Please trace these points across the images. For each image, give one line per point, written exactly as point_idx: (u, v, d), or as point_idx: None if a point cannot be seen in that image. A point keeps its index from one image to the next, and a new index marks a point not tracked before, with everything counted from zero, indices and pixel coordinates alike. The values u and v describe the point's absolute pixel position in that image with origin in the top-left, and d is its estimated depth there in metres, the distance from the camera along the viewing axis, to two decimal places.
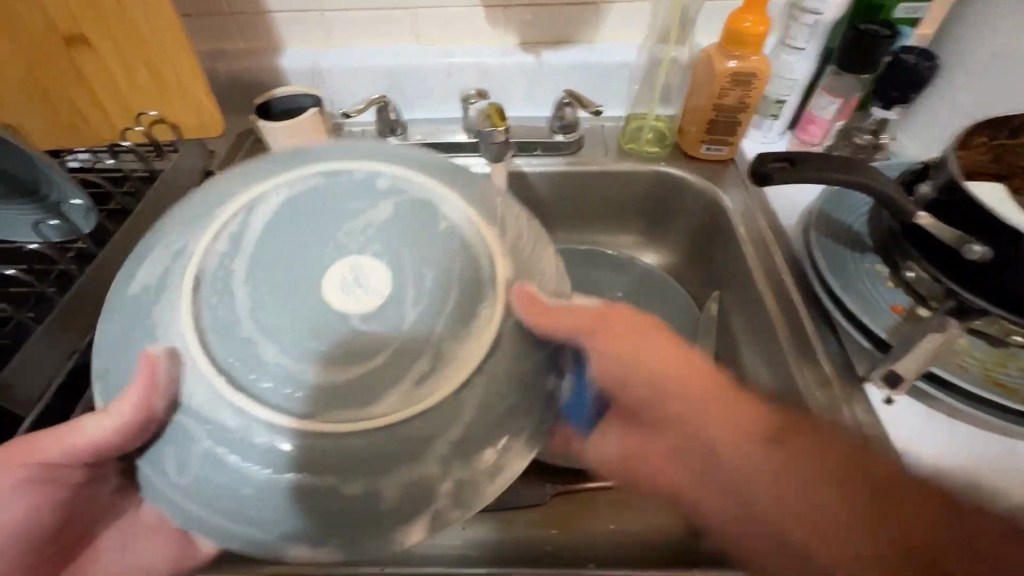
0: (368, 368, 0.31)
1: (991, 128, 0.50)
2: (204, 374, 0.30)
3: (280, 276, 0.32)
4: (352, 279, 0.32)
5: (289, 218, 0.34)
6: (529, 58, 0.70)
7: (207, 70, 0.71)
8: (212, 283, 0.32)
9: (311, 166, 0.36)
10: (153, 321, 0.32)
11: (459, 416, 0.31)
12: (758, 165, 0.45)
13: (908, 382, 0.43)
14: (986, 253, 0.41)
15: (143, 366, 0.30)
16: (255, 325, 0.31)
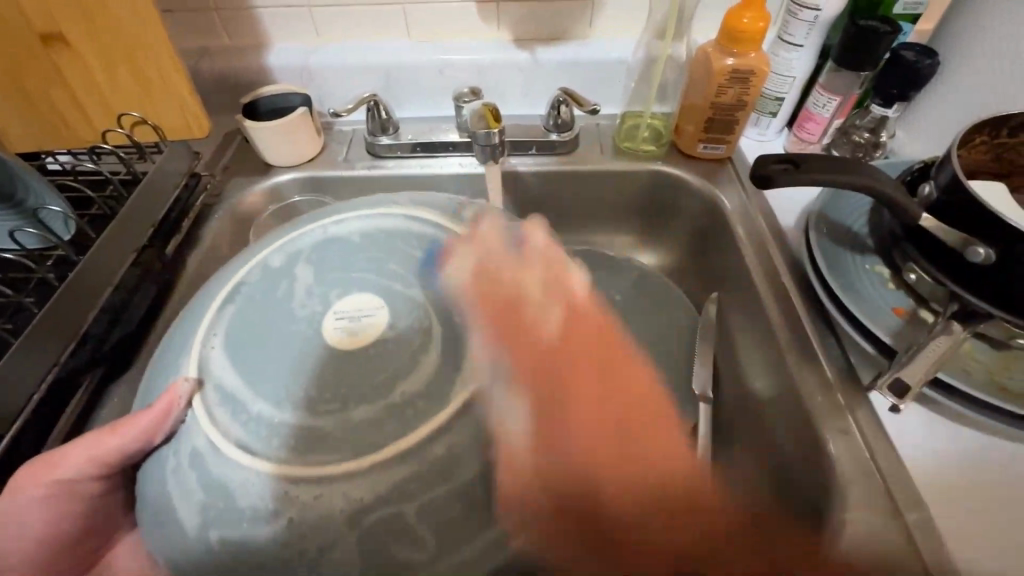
0: (363, 397, 0.34)
1: (993, 126, 0.49)
2: (242, 467, 0.33)
3: (271, 346, 0.37)
4: (345, 321, 0.38)
5: (247, 314, 0.39)
6: (523, 55, 0.68)
7: (192, 68, 0.69)
8: (220, 387, 0.36)
9: (239, 280, 0.42)
10: (182, 460, 0.34)
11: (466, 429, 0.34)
12: (759, 167, 0.44)
13: (915, 391, 0.42)
14: (990, 255, 0.40)
15: (161, 401, 0.36)
16: (272, 369, 0.36)
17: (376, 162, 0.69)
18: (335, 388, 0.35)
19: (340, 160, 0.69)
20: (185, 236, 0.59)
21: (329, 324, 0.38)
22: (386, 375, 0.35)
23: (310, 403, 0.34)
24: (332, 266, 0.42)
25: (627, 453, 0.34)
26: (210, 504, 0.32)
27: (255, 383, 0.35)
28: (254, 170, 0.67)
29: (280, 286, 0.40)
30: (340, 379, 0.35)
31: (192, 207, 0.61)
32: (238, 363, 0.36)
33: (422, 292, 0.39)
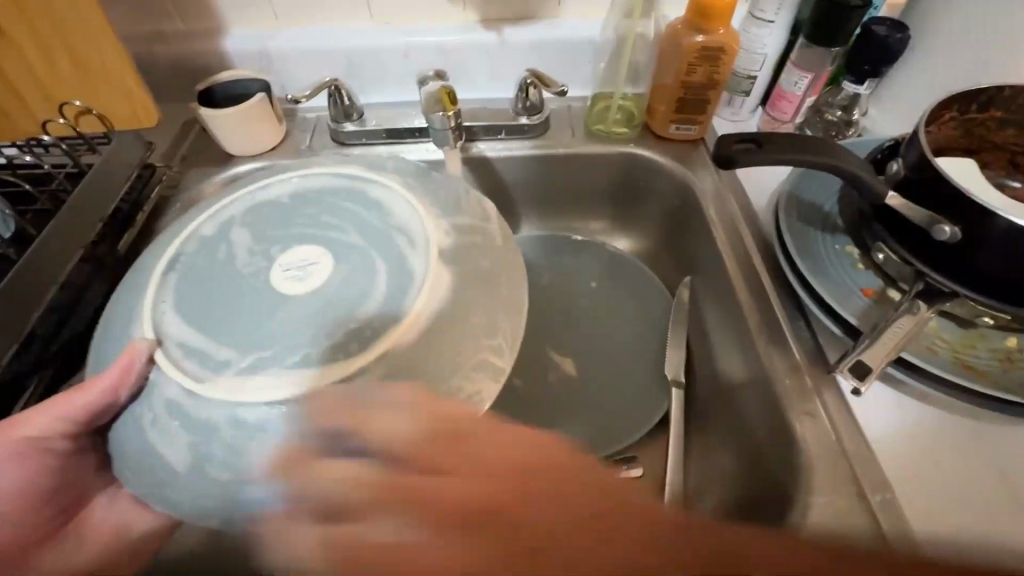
0: (323, 331, 0.36)
1: (963, 101, 0.48)
2: (222, 399, 0.34)
3: (221, 303, 0.38)
4: (292, 270, 0.39)
5: (192, 278, 0.40)
6: (490, 36, 0.66)
7: (145, 55, 0.66)
8: (185, 340, 0.36)
9: (167, 258, 0.41)
10: (167, 429, 0.34)
11: (425, 355, 0.36)
12: (722, 146, 0.43)
13: (876, 373, 0.41)
14: (955, 234, 0.40)
15: (124, 358, 0.36)
16: (230, 312, 0.37)
17: (341, 150, 0.66)
18: (290, 325, 0.36)
19: (304, 148, 0.66)
20: (140, 232, 0.56)
21: (280, 278, 0.38)
22: (339, 311, 0.37)
23: (268, 335, 0.36)
24: (272, 223, 0.42)
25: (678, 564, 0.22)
26: (199, 441, 0.34)
27: (217, 326, 0.37)
28: (214, 161, 0.65)
29: (214, 255, 0.41)
30: (293, 318, 0.36)
31: (147, 199, 0.58)
32: (199, 314, 0.38)
33: (367, 236, 0.41)
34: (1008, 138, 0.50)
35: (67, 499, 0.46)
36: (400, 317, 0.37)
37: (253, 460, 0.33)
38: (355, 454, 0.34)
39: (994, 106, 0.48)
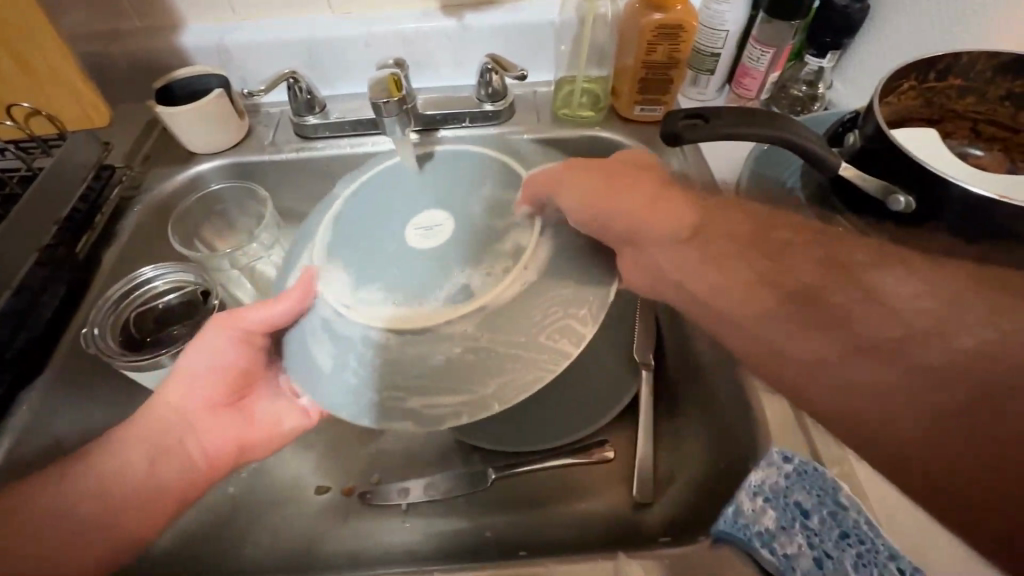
0: (455, 291, 0.35)
1: (921, 70, 0.47)
2: (353, 323, 0.35)
3: (364, 246, 0.38)
4: (423, 226, 0.38)
5: (354, 210, 0.40)
6: (451, 22, 0.65)
7: (100, 54, 0.65)
8: (338, 270, 0.37)
9: (342, 190, 0.42)
10: (314, 343, 0.37)
11: (524, 307, 0.35)
12: (668, 122, 0.43)
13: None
14: (910, 203, 0.40)
15: (302, 275, 0.38)
16: (376, 250, 0.37)
17: (305, 144, 0.65)
18: (418, 281, 0.36)
19: (266, 143, 0.65)
20: (100, 234, 0.56)
21: (409, 233, 0.38)
22: (470, 264, 0.36)
23: (413, 279, 0.36)
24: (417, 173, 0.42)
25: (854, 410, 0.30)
26: (341, 352, 0.35)
27: (362, 260, 0.37)
28: (175, 159, 0.64)
29: (363, 198, 0.41)
30: (422, 274, 0.36)
31: (106, 201, 0.58)
32: (354, 244, 0.38)
33: (501, 194, 0.40)
34: (969, 106, 0.50)
35: (240, 390, 0.50)
36: (513, 268, 0.36)
37: (384, 379, 0.34)
38: (469, 383, 0.34)
39: (952, 74, 0.48)
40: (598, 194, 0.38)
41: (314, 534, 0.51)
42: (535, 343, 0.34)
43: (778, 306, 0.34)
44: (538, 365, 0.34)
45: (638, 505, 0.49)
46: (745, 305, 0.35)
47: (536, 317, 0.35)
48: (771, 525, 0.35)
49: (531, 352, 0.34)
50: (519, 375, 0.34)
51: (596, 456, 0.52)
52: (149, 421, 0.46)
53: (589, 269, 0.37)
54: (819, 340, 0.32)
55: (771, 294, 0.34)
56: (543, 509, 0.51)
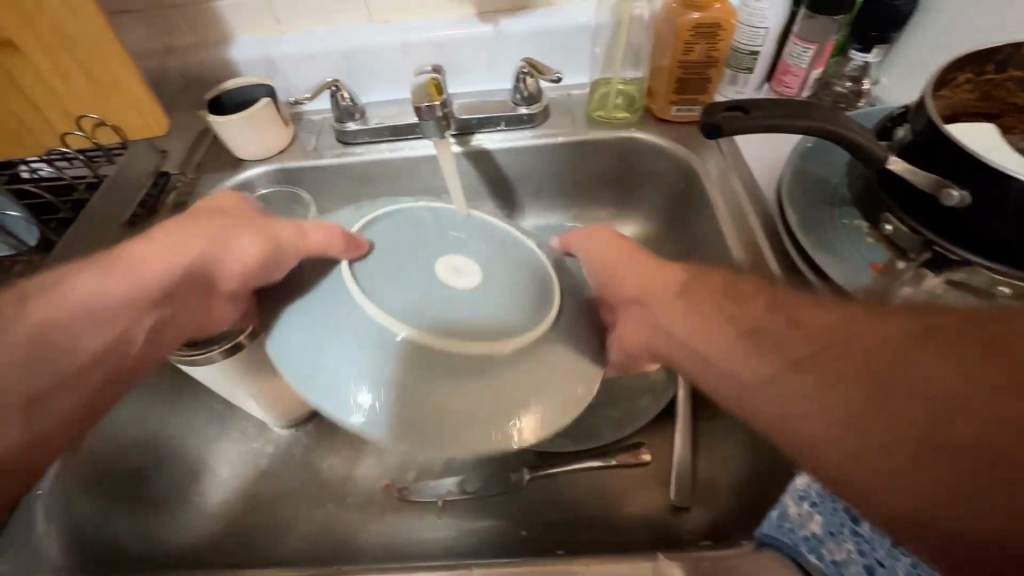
0: (458, 322, 0.34)
1: (978, 61, 0.45)
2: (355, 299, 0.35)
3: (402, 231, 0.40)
4: (457, 263, 0.37)
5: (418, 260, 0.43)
6: (487, 28, 0.66)
7: (158, 69, 0.69)
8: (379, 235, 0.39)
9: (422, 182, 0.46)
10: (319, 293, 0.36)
11: (516, 370, 0.33)
12: (709, 115, 0.42)
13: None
14: (964, 198, 0.38)
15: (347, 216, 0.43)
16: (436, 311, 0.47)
17: (345, 149, 0.68)
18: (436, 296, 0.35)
19: (309, 150, 0.68)
20: None
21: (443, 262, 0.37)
22: (484, 308, 0.35)
23: (438, 312, 0.34)
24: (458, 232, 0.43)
25: (857, 410, 0.27)
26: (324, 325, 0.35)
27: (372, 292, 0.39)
28: (225, 165, 0.67)
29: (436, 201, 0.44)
30: (449, 291, 0.36)
31: None
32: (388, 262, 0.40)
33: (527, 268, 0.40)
34: None
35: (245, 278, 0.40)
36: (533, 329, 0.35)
37: (354, 373, 0.33)
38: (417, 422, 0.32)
39: (1013, 65, 0.45)
40: (623, 258, 0.42)
41: (354, 529, 0.51)
42: (512, 410, 0.32)
43: (739, 341, 0.33)
44: (508, 431, 0.32)
45: (675, 509, 0.48)
46: (725, 353, 0.34)
47: (515, 386, 0.33)
48: (819, 530, 0.34)
49: (505, 413, 0.32)
50: (481, 419, 0.32)
51: (632, 459, 0.52)
52: (166, 259, 0.40)
53: (580, 357, 0.36)
54: (723, 341, 0.34)
55: (722, 322, 0.35)
56: (578, 510, 0.51)
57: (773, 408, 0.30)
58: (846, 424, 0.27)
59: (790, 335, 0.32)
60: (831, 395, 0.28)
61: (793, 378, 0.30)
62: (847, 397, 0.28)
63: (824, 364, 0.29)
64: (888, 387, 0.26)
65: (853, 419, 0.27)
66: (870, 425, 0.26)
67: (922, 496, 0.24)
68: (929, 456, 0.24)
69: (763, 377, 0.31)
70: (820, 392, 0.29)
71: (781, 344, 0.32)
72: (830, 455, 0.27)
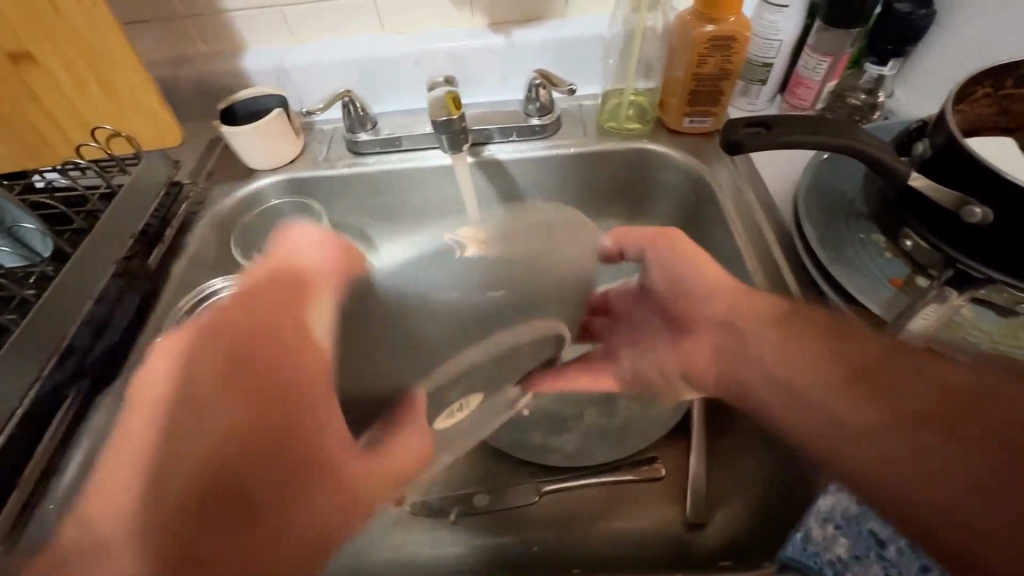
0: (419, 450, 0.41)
1: (997, 76, 0.45)
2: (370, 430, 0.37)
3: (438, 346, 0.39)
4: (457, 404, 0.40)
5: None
6: (499, 39, 0.66)
7: (170, 78, 0.69)
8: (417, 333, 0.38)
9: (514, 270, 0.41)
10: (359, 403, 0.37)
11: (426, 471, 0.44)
12: (730, 131, 0.42)
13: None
14: (987, 215, 0.38)
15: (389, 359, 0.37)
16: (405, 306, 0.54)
17: (356, 159, 0.68)
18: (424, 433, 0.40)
19: (321, 159, 0.68)
20: (169, 246, 0.59)
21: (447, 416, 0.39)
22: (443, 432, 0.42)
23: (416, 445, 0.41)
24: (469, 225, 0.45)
25: (960, 473, 0.29)
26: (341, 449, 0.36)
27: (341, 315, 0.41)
28: (236, 175, 0.67)
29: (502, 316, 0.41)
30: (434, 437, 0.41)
31: (175, 216, 0.61)
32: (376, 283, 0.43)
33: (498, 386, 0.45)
34: None
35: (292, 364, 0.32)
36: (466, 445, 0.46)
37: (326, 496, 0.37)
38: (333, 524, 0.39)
39: None
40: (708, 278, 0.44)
41: (364, 544, 0.51)
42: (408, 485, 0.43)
43: (847, 381, 0.34)
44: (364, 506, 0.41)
45: (691, 526, 0.48)
46: (817, 384, 0.35)
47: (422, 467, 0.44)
48: (844, 554, 0.33)
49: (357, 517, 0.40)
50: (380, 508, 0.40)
51: (646, 474, 0.51)
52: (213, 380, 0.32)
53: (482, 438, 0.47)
54: (824, 376, 0.35)
55: (837, 362, 0.35)
56: (593, 526, 0.50)
57: (827, 422, 0.34)
58: (954, 497, 0.29)
59: (908, 383, 0.32)
60: (948, 460, 0.29)
61: (898, 433, 0.31)
62: (969, 468, 0.29)
63: (942, 426, 0.30)
64: (923, 418, 0.31)
65: (963, 489, 0.29)
66: (989, 500, 0.28)
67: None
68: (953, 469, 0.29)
69: (865, 426, 0.32)
70: (934, 450, 0.30)
71: (893, 391, 0.33)
72: (924, 511, 0.29)
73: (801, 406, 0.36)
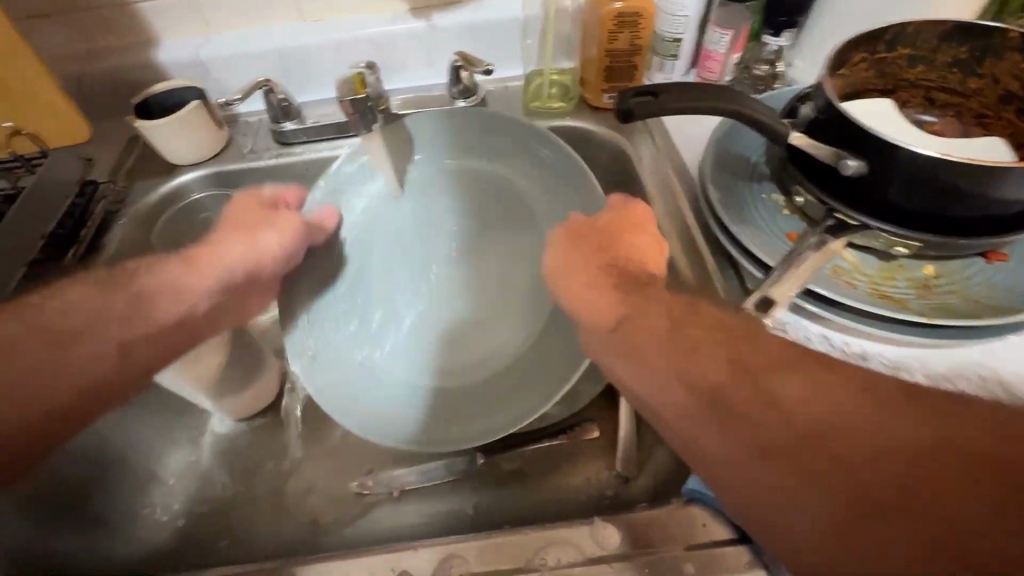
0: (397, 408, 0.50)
1: (870, 41, 0.48)
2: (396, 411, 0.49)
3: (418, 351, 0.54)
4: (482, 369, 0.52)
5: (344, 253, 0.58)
6: (420, 23, 0.66)
7: (81, 75, 0.67)
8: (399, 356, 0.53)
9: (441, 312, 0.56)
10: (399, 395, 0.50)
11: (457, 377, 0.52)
12: (621, 99, 0.44)
13: (779, 305, 0.41)
14: (860, 167, 0.41)
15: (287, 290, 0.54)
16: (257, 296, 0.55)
17: (285, 150, 0.66)
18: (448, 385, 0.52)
19: (247, 152, 0.66)
20: (89, 246, 0.57)
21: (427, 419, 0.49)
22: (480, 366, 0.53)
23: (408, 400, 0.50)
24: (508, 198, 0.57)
25: (819, 451, 0.27)
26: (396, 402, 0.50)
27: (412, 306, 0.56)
28: (158, 170, 0.64)
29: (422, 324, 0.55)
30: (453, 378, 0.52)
31: (92, 215, 0.59)
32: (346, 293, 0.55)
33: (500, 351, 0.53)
34: (920, 75, 0.52)
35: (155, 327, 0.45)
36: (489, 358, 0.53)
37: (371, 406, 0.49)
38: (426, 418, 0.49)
39: (900, 44, 0.49)
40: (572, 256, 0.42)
41: (314, 527, 0.51)
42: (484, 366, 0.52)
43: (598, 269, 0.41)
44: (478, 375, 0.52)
45: (622, 479, 0.51)
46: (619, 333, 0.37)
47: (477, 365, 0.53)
48: None
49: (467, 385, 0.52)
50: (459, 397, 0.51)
51: (581, 434, 0.54)
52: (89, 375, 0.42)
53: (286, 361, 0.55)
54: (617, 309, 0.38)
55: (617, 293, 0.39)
56: (534, 488, 0.52)
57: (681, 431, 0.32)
58: (749, 461, 0.29)
59: (769, 416, 0.29)
60: (760, 467, 0.29)
61: (749, 454, 0.29)
62: (763, 467, 0.28)
63: (776, 419, 0.29)
64: (770, 454, 0.28)
65: (760, 454, 0.29)
66: (832, 495, 0.26)
67: (838, 551, 0.26)
68: (881, 540, 0.25)
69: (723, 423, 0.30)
70: (750, 441, 0.29)
71: (674, 357, 0.33)
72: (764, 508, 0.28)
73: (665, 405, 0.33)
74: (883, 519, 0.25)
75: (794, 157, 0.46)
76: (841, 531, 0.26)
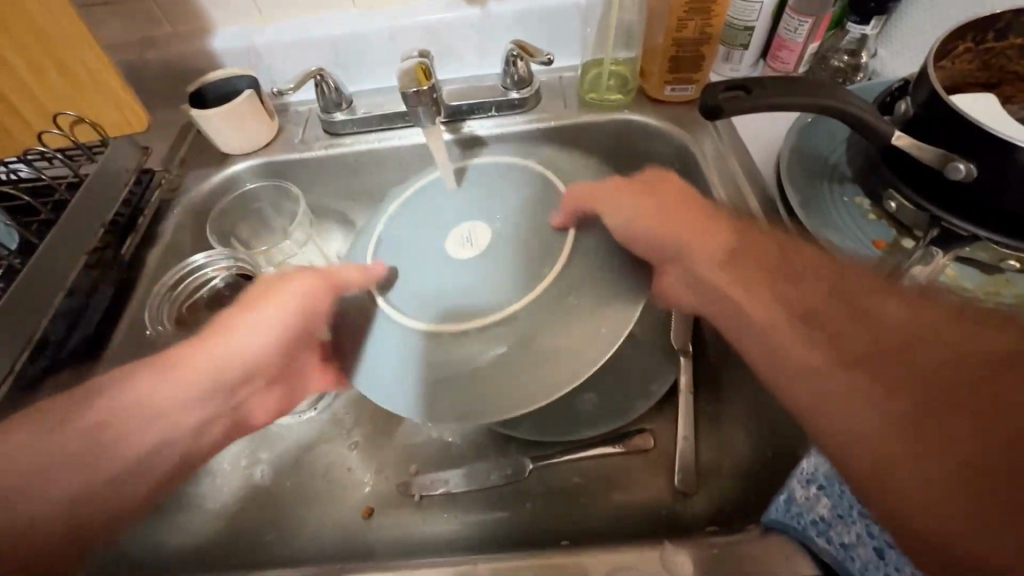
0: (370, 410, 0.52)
1: (978, 29, 0.44)
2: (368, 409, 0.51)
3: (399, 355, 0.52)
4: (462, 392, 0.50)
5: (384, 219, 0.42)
6: (474, 9, 0.64)
7: (137, 62, 0.67)
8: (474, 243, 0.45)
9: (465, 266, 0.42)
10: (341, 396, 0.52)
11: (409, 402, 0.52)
12: (708, 96, 0.42)
13: None
14: (971, 170, 0.37)
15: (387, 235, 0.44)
16: None
17: (334, 141, 0.65)
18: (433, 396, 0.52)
19: (297, 141, 0.65)
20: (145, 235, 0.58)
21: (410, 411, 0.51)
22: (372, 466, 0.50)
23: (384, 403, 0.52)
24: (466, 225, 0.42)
25: (910, 376, 0.29)
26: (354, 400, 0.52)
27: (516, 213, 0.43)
28: (210, 160, 0.64)
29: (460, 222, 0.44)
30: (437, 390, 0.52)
31: (147, 205, 0.59)
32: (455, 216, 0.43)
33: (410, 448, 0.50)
34: None
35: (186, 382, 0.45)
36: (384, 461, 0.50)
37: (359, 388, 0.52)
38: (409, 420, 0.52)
39: (1013, 32, 0.44)
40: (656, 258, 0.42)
41: (360, 527, 0.50)
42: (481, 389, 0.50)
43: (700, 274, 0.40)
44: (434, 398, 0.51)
45: (680, 495, 0.48)
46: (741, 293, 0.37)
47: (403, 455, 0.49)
48: (827, 513, 0.35)
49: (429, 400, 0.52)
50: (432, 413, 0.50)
51: (637, 445, 0.51)
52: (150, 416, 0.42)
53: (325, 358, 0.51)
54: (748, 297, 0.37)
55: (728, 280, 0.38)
56: (586, 499, 0.50)
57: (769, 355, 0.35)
58: (830, 383, 0.31)
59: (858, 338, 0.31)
60: (841, 385, 0.30)
61: (832, 377, 0.31)
62: (844, 383, 0.30)
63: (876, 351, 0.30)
64: (860, 377, 0.30)
65: (844, 376, 0.30)
66: (904, 417, 0.28)
67: (899, 477, 0.27)
68: (941, 459, 0.26)
69: (812, 346, 0.32)
70: (838, 364, 0.31)
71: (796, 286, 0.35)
72: (840, 430, 0.30)
73: (761, 330, 0.35)
74: (950, 444, 0.26)
75: (890, 157, 0.43)
76: (909, 451, 0.27)
